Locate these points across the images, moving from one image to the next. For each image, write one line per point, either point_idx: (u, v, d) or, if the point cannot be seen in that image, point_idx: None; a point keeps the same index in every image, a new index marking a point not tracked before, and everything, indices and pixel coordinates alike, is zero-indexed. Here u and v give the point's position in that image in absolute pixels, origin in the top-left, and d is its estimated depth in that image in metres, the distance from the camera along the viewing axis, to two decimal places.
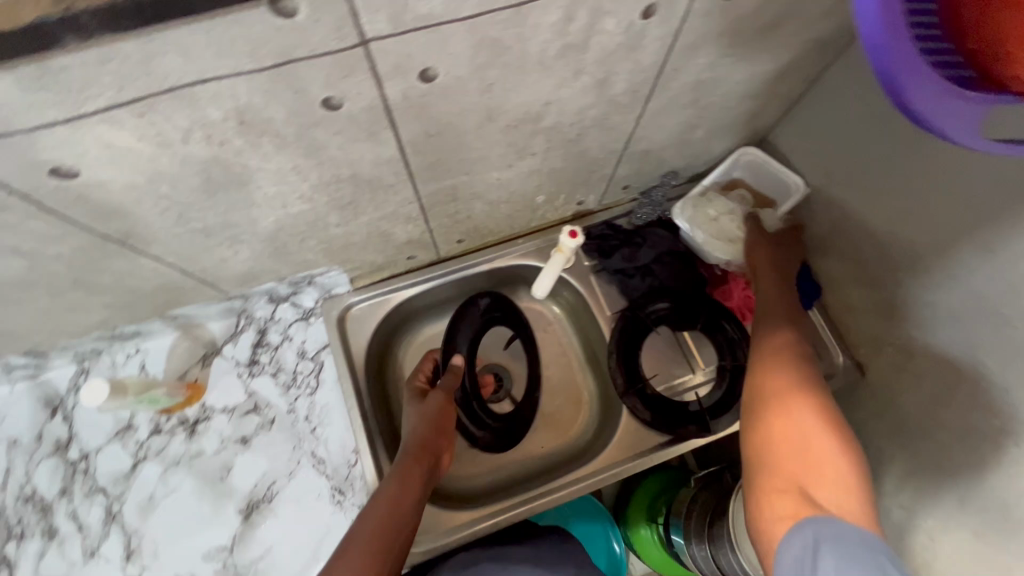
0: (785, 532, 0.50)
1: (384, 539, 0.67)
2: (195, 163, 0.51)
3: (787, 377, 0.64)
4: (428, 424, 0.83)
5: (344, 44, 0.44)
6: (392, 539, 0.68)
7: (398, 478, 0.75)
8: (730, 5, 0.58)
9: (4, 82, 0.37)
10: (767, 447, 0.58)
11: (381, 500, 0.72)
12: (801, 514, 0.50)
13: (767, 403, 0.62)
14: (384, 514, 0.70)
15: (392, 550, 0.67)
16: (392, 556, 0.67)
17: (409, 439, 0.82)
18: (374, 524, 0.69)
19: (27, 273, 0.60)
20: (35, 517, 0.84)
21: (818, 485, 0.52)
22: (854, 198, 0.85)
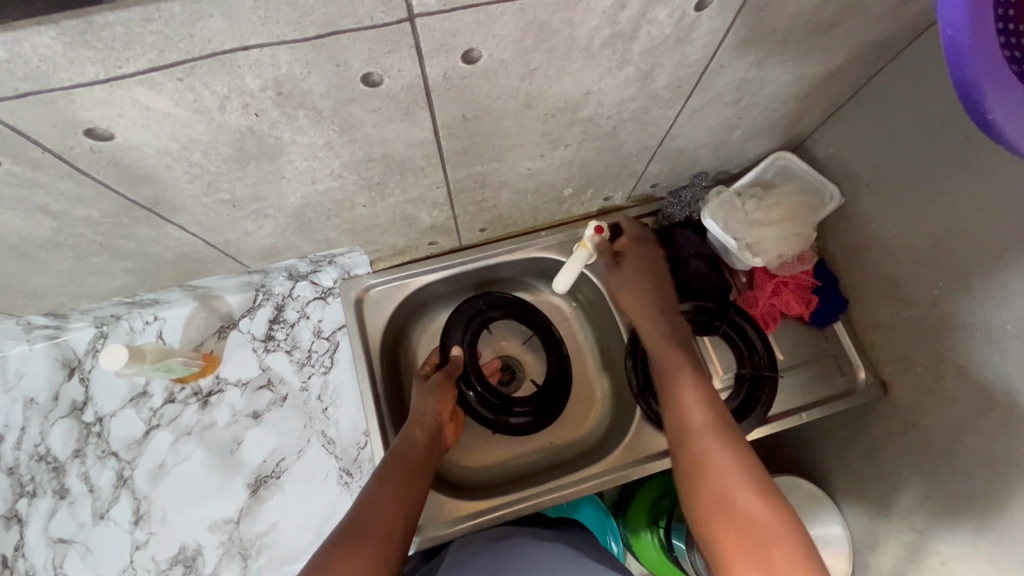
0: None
1: (398, 504, 0.66)
2: (230, 133, 0.50)
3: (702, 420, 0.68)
4: (434, 401, 0.83)
5: (391, 17, 0.42)
6: (406, 506, 0.67)
7: (403, 447, 0.75)
8: (787, 2, 0.56)
9: (49, 36, 0.36)
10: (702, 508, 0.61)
11: (391, 466, 0.71)
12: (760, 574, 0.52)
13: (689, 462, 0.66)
14: (394, 479, 0.69)
15: (405, 516, 0.66)
16: (406, 521, 0.66)
17: (415, 414, 0.82)
18: (387, 489, 0.68)
19: (56, 234, 0.60)
20: (48, 476, 0.85)
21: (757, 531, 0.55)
22: (894, 211, 0.83)
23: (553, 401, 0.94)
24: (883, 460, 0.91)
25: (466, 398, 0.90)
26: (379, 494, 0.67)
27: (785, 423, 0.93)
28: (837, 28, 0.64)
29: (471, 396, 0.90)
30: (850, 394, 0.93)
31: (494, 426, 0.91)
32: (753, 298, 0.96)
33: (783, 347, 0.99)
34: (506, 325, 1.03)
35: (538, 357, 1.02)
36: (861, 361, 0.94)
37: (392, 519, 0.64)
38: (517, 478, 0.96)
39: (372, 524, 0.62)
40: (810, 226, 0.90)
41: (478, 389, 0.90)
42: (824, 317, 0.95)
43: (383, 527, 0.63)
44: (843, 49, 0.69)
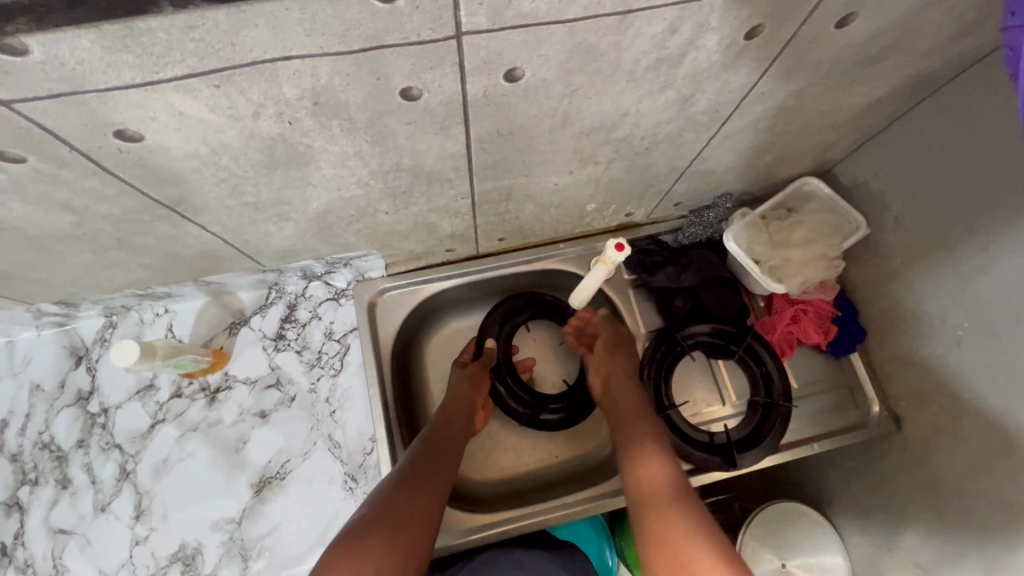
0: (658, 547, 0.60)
1: (424, 486, 0.70)
2: (261, 139, 0.49)
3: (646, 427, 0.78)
4: (464, 391, 0.88)
5: (438, 34, 0.41)
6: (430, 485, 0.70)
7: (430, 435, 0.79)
8: (839, 34, 0.55)
9: (88, 40, 0.34)
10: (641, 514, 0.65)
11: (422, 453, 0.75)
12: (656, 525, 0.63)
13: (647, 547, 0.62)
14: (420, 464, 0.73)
15: (430, 500, 0.69)
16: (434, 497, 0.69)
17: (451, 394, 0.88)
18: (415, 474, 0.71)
19: (75, 228, 0.58)
20: (51, 465, 0.84)
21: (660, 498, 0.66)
22: (922, 246, 0.81)
23: (582, 404, 0.95)
24: (890, 496, 0.90)
25: (496, 392, 0.93)
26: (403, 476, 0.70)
27: (796, 453, 0.92)
28: (883, 61, 0.62)
29: (501, 391, 0.93)
30: (862, 427, 0.92)
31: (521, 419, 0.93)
32: (770, 325, 0.95)
33: (797, 374, 0.97)
34: (546, 326, 1.04)
35: (571, 363, 1.02)
36: (876, 394, 0.92)
37: (418, 496, 0.68)
38: (522, 491, 0.95)
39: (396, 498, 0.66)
40: (834, 255, 0.89)
41: (509, 385, 0.93)
42: (841, 347, 0.94)
43: (413, 509, 0.66)
44: (886, 82, 0.68)
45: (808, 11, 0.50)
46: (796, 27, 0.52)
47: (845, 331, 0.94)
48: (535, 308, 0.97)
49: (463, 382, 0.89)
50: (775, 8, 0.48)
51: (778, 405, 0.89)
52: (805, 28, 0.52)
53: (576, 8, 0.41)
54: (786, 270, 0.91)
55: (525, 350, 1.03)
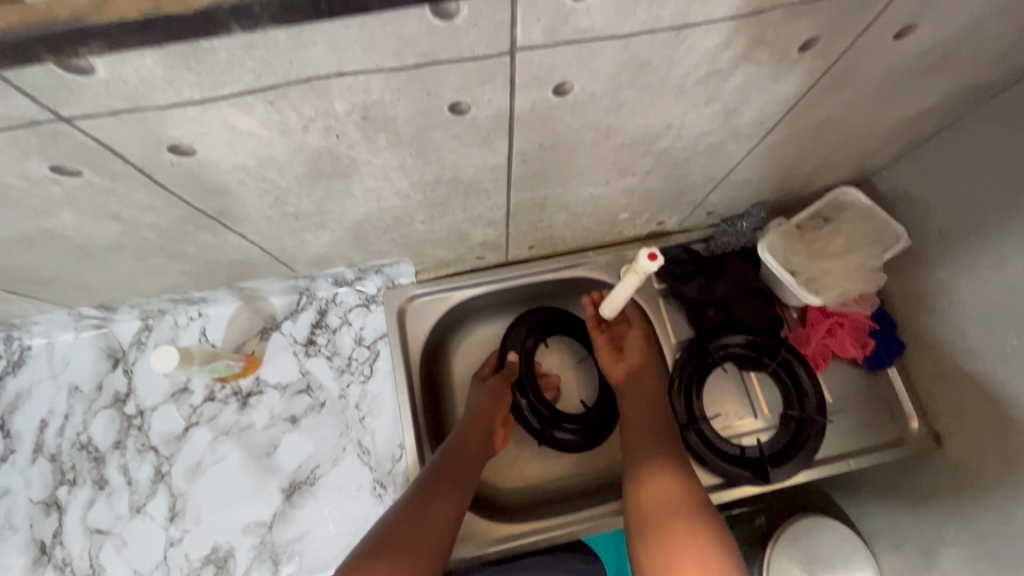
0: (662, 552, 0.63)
1: (439, 508, 0.70)
2: (308, 152, 0.49)
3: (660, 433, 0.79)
4: (485, 406, 0.86)
5: (493, 50, 0.40)
6: (444, 506, 0.71)
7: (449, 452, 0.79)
8: (895, 45, 0.53)
9: (152, 59, 0.34)
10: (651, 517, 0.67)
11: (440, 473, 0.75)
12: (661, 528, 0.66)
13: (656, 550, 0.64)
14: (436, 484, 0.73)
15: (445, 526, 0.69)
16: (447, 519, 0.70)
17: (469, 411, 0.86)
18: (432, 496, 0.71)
19: (121, 237, 0.59)
20: (88, 465, 0.86)
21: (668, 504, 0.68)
22: (966, 260, 0.79)
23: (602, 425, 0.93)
24: (929, 516, 0.87)
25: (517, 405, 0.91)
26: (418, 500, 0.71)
27: (831, 468, 0.90)
28: (937, 72, 0.60)
29: (522, 404, 0.91)
30: (899, 444, 0.90)
31: (539, 436, 0.91)
32: (804, 337, 0.93)
33: (831, 388, 0.95)
34: (565, 342, 1.02)
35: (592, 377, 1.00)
36: (915, 410, 0.90)
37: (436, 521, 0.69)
38: (548, 500, 0.94)
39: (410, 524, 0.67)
40: (872, 268, 0.87)
41: (532, 399, 0.91)
42: (878, 362, 0.92)
43: (430, 536, 0.67)
44: (937, 92, 0.66)
45: (867, 23, 0.48)
46: (853, 38, 0.50)
47: (883, 345, 0.91)
48: (559, 319, 0.96)
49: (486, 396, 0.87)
50: (834, 19, 0.47)
51: (812, 419, 0.88)
52: (861, 39, 0.51)
53: (633, 22, 0.41)
54: (823, 283, 0.89)
55: (546, 364, 1.01)
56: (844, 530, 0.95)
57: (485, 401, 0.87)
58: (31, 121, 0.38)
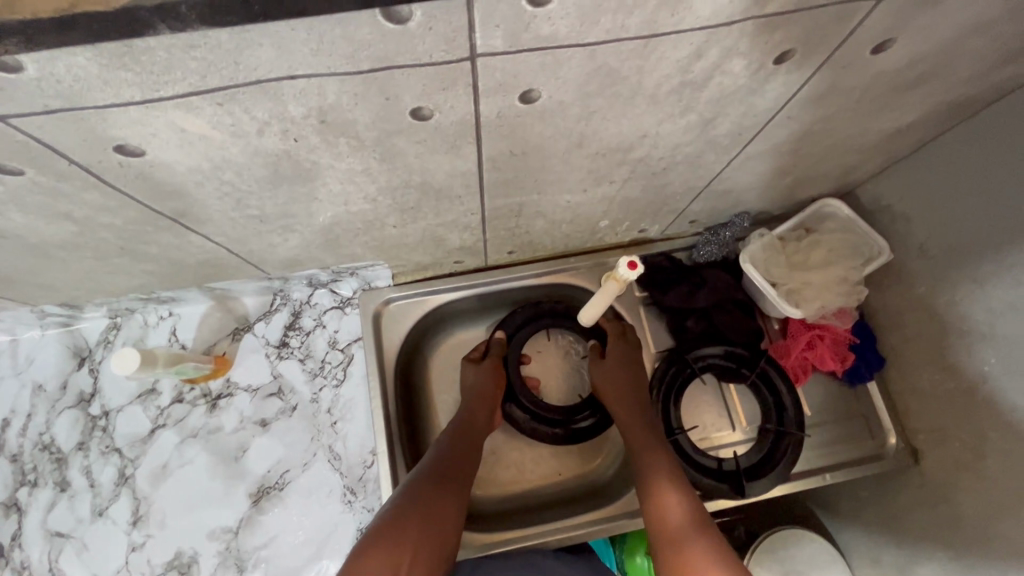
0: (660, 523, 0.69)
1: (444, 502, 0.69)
2: (266, 156, 0.47)
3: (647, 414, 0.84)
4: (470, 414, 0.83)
5: (452, 56, 0.39)
6: (449, 502, 0.70)
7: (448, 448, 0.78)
8: (873, 60, 0.52)
9: (85, 58, 0.33)
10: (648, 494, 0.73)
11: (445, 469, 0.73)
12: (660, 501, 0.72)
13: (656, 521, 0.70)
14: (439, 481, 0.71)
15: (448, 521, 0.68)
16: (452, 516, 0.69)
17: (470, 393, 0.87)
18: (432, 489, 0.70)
19: (77, 237, 0.57)
20: (50, 467, 0.84)
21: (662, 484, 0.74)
22: (946, 276, 0.78)
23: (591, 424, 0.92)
24: (905, 533, 0.86)
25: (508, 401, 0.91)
26: (419, 498, 0.68)
27: (807, 483, 0.89)
28: (917, 88, 0.59)
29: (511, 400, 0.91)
30: (877, 459, 0.89)
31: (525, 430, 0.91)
32: (785, 349, 0.92)
33: (811, 401, 0.94)
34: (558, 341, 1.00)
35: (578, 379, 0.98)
36: (893, 425, 0.89)
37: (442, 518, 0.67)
38: (522, 509, 0.93)
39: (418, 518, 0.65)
40: (854, 282, 0.86)
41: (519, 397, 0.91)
42: (858, 376, 0.91)
43: (433, 533, 0.65)
44: (919, 107, 0.65)
45: (844, 37, 0.47)
46: (830, 51, 0.49)
47: (862, 359, 0.91)
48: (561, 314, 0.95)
49: (472, 401, 0.85)
50: (810, 32, 0.45)
51: (790, 433, 0.87)
52: (839, 53, 0.49)
53: (598, 30, 0.39)
54: (804, 294, 0.87)
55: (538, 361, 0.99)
56: (822, 542, 0.93)
57: (475, 409, 0.84)
58: None
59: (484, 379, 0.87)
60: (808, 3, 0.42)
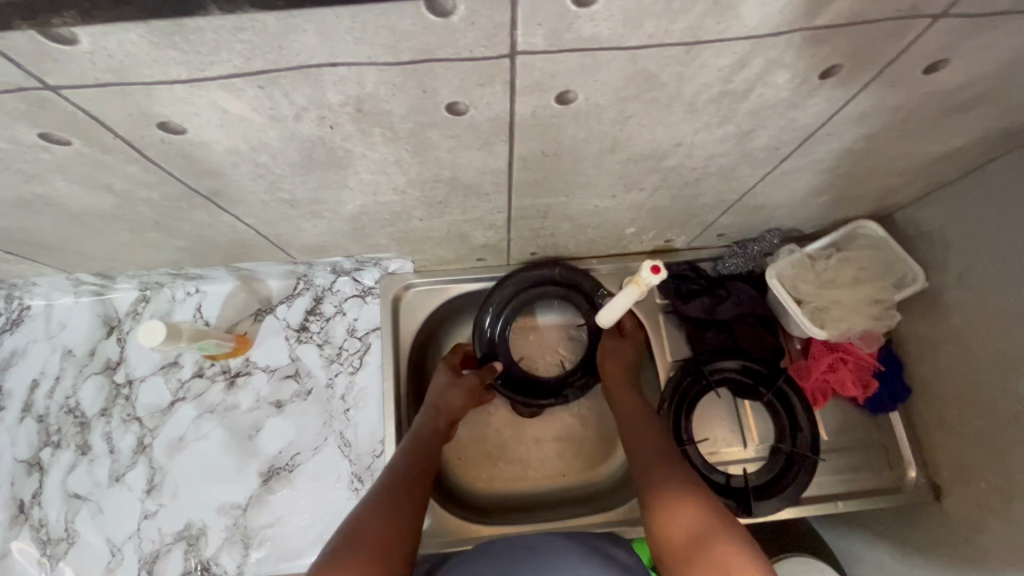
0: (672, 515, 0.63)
1: (395, 528, 0.63)
2: (302, 141, 0.48)
3: (647, 423, 0.79)
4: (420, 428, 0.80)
5: (492, 52, 0.39)
6: (398, 526, 0.64)
7: (393, 469, 0.73)
8: (923, 80, 0.50)
9: (136, 34, 0.34)
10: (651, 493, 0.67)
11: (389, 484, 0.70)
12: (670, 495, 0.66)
13: (667, 517, 0.63)
14: (386, 503, 0.66)
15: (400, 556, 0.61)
16: (405, 541, 0.63)
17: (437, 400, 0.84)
18: (376, 517, 0.64)
19: (116, 209, 0.59)
20: (73, 430, 0.87)
21: (666, 484, 0.68)
22: (983, 308, 0.74)
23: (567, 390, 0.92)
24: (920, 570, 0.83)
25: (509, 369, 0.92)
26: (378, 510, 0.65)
27: (819, 508, 0.86)
28: (968, 110, 0.57)
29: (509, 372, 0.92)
30: (894, 491, 0.86)
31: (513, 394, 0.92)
32: (805, 369, 0.89)
33: (830, 426, 0.91)
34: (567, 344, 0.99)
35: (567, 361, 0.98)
36: (914, 458, 0.86)
37: (386, 541, 0.61)
38: (520, 508, 0.93)
39: (362, 549, 0.58)
40: (885, 307, 0.83)
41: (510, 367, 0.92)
42: (880, 405, 0.88)
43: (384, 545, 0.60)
44: (968, 132, 0.62)
45: (895, 54, 0.45)
46: (879, 67, 0.47)
47: (886, 387, 0.88)
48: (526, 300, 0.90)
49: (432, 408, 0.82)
50: (859, 47, 0.44)
51: (803, 455, 0.85)
52: (886, 71, 0.48)
53: (641, 34, 0.39)
54: (831, 314, 0.85)
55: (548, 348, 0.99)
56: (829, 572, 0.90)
57: (424, 426, 0.80)
58: (18, 88, 0.38)
59: (458, 391, 0.85)
60: (861, 17, 0.40)
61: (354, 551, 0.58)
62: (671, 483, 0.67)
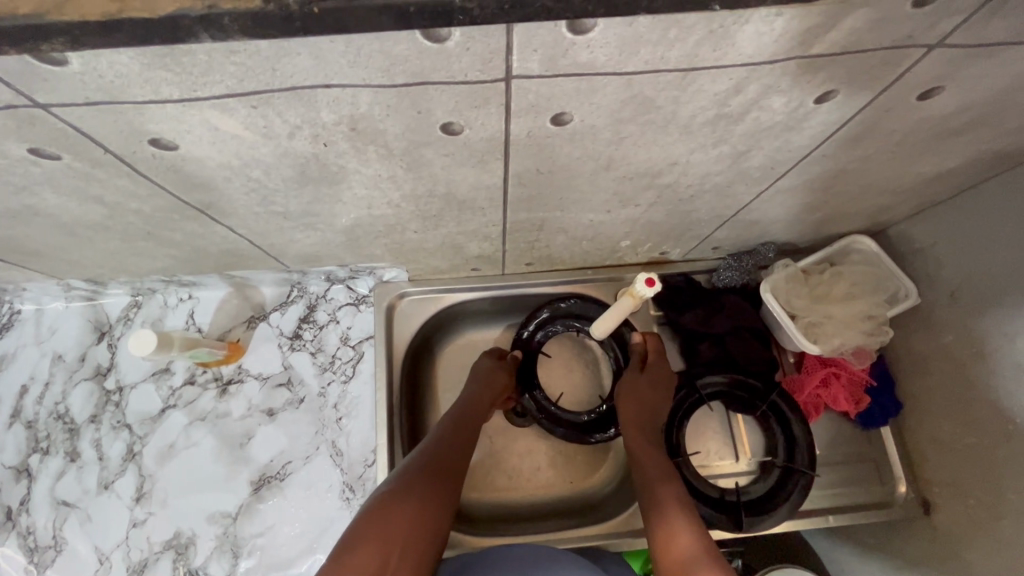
0: (666, 534, 0.64)
1: (433, 504, 0.64)
2: (295, 157, 0.48)
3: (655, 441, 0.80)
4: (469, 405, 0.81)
5: (486, 76, 0.39)
6: (436, 502, 0.64)
7: (437, 443, 0.73)
8: (918, 105, 0.50)
9: (127, 56, 0.33)
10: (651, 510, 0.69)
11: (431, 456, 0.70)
12: (670, 513, 0.67)
13: (663, 533, 0.64)
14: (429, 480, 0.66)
15: (435, 535, 0.62)
16: (440, 521, 0.63)
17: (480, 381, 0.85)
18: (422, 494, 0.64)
19: (107, 219, 0.58)
20: (63, 436, 0.86)
21: (665, 503, 0.69)
22: (975, 326, 0.75)
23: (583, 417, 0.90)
24: None
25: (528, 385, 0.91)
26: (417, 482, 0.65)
27: (807, 523, 0.86)
28: (962, 134, 0.57)
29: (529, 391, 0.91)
30: (885, 506, 0.87)
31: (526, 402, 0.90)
32: (798, 384, 0.90)
33: (821, 440, 0.92)
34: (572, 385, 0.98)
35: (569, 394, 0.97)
36: (905, 473, 0.87)
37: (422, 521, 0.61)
38: (512, 519, 0.92)
39: (396, 523, 0.59)
40: (878, 323, 0.83)
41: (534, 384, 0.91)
42: (871, 420, 0.88)
43: (417, 521, 0.61)
44: (962, 153, 0.63)
45: (891, 80, 0.46)
46: (874, 94, 0.47)
47: (878, 403, 0.88)
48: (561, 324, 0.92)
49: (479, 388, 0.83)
50: (855, 74, 0.44)
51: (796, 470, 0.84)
52: (882, 96, 0.48)
53: (637, 61, 0.39)
54: (824, 329, 0.85)
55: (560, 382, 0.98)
56: None
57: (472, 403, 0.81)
58: (6, 105, 0.38)
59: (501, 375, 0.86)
60: (858, 47, 0.40)
61: (391, 522, 0.59)
62: (671, 503, 0.68)
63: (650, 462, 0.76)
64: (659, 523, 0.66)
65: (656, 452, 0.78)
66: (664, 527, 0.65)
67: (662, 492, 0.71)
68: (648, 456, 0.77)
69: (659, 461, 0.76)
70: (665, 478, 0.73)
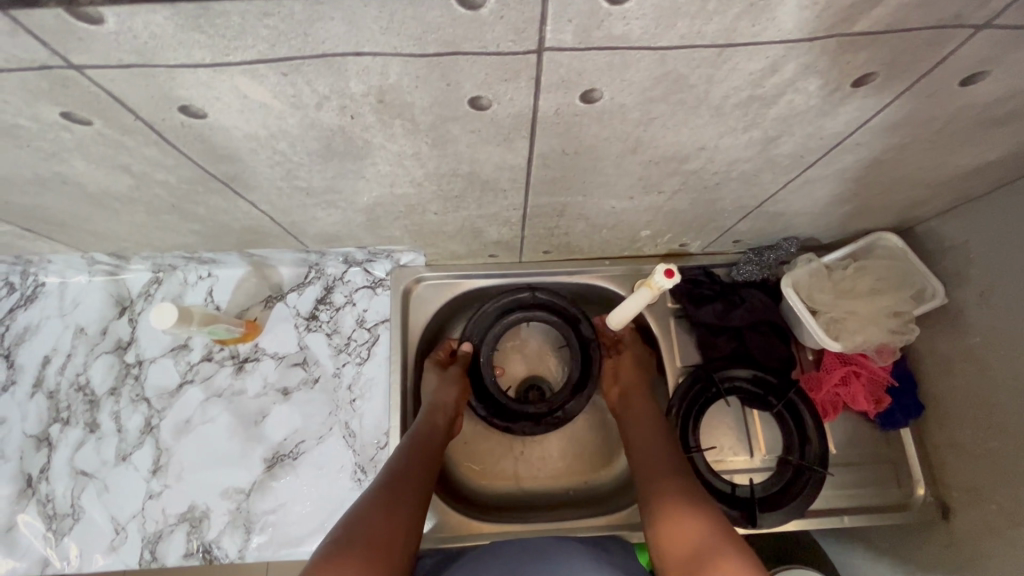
0: (669, 525, 0.63)
1: (394, 516, 0.64)
2: (321, 130, 0.48)
3: (653, 432, 0.79)
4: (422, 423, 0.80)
5: (520, 47, 0.38)
6: (399, 514, 0.64)
7: (392, 465, 0.72)
8: (959, 91, 0.49)
9: (163, 17, 0.33)
10: (653, 503, 0.67)
11: (389, 475, 0.70)
12: (674, 503, 0.65)
13: (671, 522, 0.63)
14: (386, 493, 0.66)
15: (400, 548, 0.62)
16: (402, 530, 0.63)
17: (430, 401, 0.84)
18: (380, 506, 0.64)
19: (133, 190, 0.59)
20: (83, 407, 0.88)
21: (665, 495, 0.67)
22: (1004, 327, 0.73)
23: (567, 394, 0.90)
24: None
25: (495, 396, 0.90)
26: (372, 500, 0.65)
27: (824, 522, 0.85)
28: (1002, 124, 0.56)
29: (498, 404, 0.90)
30: (901, 508, 0.86)
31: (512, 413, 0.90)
32: (817, 381, 0.88)
33: (839, 440, 0.90)
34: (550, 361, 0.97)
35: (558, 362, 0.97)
36: (924, 476, 0.86)
37: (385, 536, 0.61)
38: (522, 506, 0.92)
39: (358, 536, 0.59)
40: (903, 322, 0.82)
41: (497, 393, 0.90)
42: (891, 421, 0.87)
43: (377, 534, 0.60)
44: (1000, 146, 0.61)
45: (932, 64, 0.44)
46: (914, 78, 0.46)
47: (899, 404, 0.86)
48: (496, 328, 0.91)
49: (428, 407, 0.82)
50: (896, 56, 0.43)
51: (812, 469, 0.83)
52: (923, 81, 0.47)
53: (673, 34, 0.38)
54: (847, 325, 0.83)
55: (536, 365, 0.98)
56: None
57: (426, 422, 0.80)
58: (42, 66, 0.38)
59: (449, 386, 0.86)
60: (901, 26, 0.39)
61: (349, 536, 0.59)
62: (673, 493, 0.67)
63: (647, 458, 0.75)
64: (663, 516, 0.64)
65: (654, 444, 0.77)
66: (670, 517, 0.64)
67: (662, 484, 0.69)
68: (645, 451, 0.76)
69: (654, 456, 0.74)
70: (661, 472, 0.71)
